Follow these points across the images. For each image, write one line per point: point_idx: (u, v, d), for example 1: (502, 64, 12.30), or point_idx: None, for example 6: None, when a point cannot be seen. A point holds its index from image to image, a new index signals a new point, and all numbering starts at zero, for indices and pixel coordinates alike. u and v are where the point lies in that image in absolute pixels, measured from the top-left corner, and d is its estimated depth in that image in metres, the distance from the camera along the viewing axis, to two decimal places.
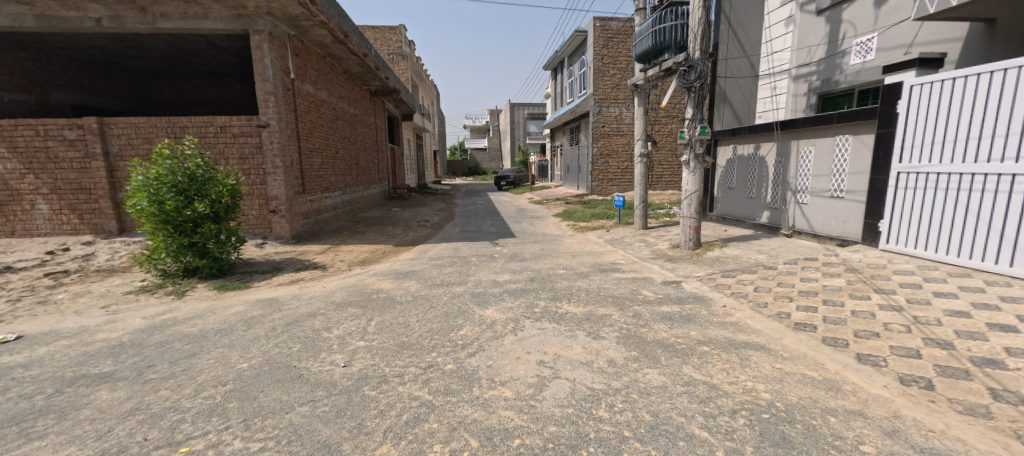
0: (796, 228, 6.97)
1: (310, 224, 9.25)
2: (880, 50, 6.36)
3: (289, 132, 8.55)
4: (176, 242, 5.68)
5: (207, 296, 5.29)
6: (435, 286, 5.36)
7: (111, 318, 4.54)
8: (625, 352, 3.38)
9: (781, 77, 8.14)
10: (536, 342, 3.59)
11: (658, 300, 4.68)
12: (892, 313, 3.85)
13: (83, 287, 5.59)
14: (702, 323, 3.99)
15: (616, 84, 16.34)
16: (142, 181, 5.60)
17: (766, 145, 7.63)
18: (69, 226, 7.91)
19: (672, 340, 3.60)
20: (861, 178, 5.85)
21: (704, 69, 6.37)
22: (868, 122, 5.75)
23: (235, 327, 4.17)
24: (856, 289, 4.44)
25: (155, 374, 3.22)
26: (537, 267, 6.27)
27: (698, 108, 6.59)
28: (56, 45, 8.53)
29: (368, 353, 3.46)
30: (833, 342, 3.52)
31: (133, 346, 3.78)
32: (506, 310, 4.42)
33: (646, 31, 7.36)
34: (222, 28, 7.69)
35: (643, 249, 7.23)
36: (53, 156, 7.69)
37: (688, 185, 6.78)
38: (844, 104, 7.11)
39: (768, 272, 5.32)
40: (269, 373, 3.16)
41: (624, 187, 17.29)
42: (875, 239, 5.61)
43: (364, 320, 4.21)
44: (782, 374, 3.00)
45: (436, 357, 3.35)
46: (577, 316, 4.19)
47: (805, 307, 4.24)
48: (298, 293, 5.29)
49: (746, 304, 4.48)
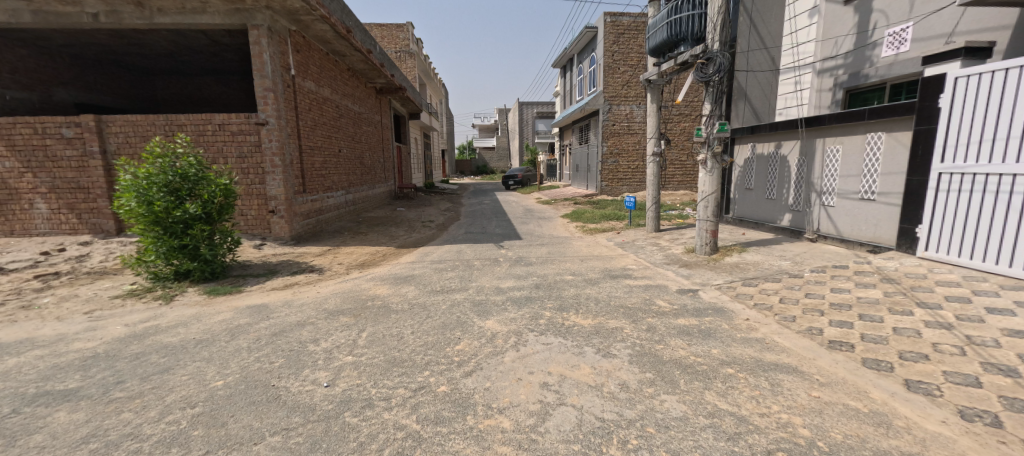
0: (821, 232, 6.55)
1: (311, 224, 9.00)
2: (916, 40, 5.94)
3: (289, 129, 8.31)
4: (166, 244, 5.44)
5: (195, 302, 5.00)
6: (434, 293, 5.04)
7: (92, 325, 4.28)
8: (639, 374, 3.03)
9: (803, 71, 7.74)
10: (540, 361, 3.25)
11: (674, 312, 4.29)
12: (941, 332, 3.46)
13: (70, 290, 5.36)
14: (723, 339, 3.61)
15: (627, 81, 15.90)
16: (131, 181, 5.37)
17: (788, 144, 7.17)
18: (68, 226, 7.74)
19: (692, 361, 3.23)
20: (896, 178, 5.41)
21: (724, 62, 5.92)
22: (904, 118, 5.31)
23: (218, 337, 3.88)
24: (895, 303, 4.03)
25: (122, 393, 2.93)
26: (543, 272, 5.90)
27: (717, 104, 6.16)
28: (57, 42, 8.38)
29: (354, 371, 3.14)
30: (874, 364, 3.15)
31: (107, 358, 3.50)
32: (508, 321, 4.08)
33: (661, 22, 6.96)
34: (220, 22, 7.46)
35: (656, 254, 6.83)
36: (51, 155, 7.53)
37: (704, 185, 6.35)
38: (874, 100, 6.75)
39: (794, 280, 4.92)
40: (245, 393, 2.85)
41: (635, 187, 16.84)
42: (911, 246, 5.19)
43: (354, 331, 3.90)
44: (821, 404, 2.65)
45: (428, 376, 3.04)
46: (586, 330, 3.84)
47: (839, 322, 3.84)
48: (289, 299, 4.99)
49: (771, 318, 4.09)
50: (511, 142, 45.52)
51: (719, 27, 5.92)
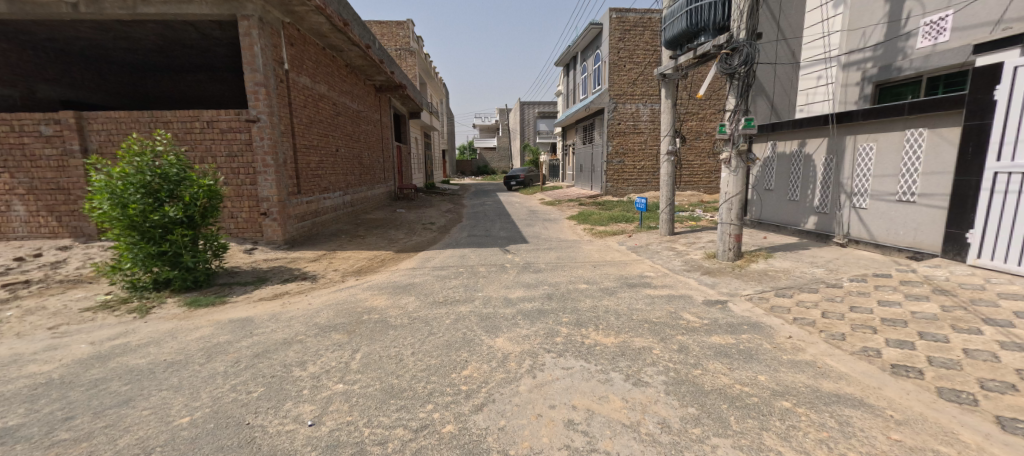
0: (852, 236, 6.10)
1: (306, 226, 8.57)
2: (957, 29, 5.59)
3: (282, 127, 7.83)
4: (143, 250, 4.98)
5: (174, 316, 4.52)
6: (436, 305, 4.57)
7: (54, 343, 3.82)
8: (680, 410, 2.57)
9: (829, 65, 7.27)
10: (561, 391, 2.79)
11: (706, 328, 3.82)
12: (1023, 356, 3.01)
13: (39, 301, 4.89)
14: (769, 363, 3.16)
15: (633, 79, 15.44)
16: (103, 181, 4.90)
17: (814, 142, 6.70)
18: (47, 229, 7.26)
19: (739, 391, 2.77)
20: (940, 179, 4.96)
21: (751, 53, 5.48)
22: (950, 113, 4.86)
23: (192, 359, 3.41)
24: (959, 320, 3.57)
25: (69, 434, 2.47)
26: (554, 280, 5.44)
27: (741, 98, 5.71)
28: (39, 36, 7.92)
29: (345, 404, 2.68)
30: (954, 396, 2.70)
31: (61, 386, 3.04)
32: (520, 339, 3.62)
33: (680, 11, 6.50)
34: (208, 13, 6.94)
35: (674, 260, 6.37)
36: (29, 154, 7.07)
37: (727, 186, 5.89)
38: (908, 94, 6.33)
39: (833, 291, 4.47)
40: (212, 436, 2.39)
41: (642, 187, 16.36)
42: (959, 252, 4.77)
43: (347, 352, 3.43)
44: (907, 452, 2.20)
45: (431, 412, 2.57)
46: (609, 351, 3.37)
47: (896, 342, 3.39)
48: (277, 313, 4.51)
49: (817, 336, 3.62)
50: (511, 142, 45.16)
51: (745, 15, 5.46)
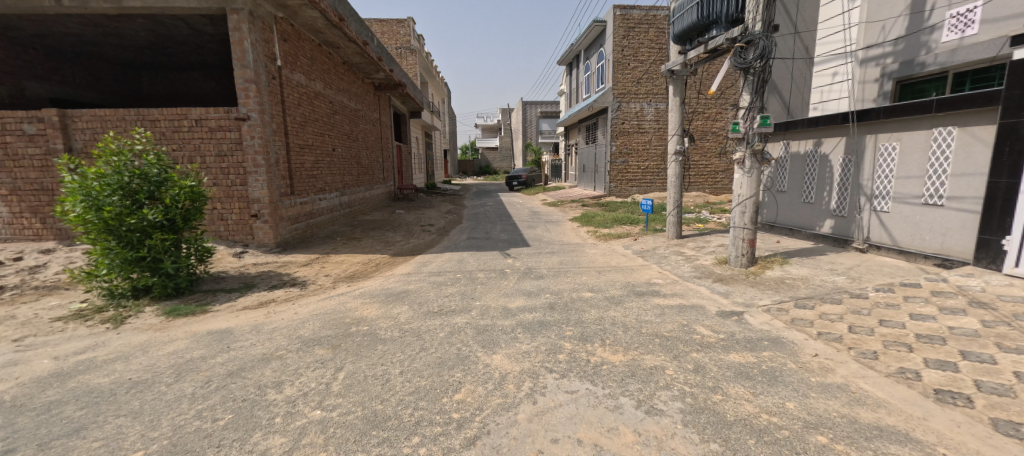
0: (872, 241, 5.75)
1: (300, 228, 8.27)
2: (986, 22, 5.24)
3: (274, 125, 7.55)
4: (119, 256, 4.67)
5: (150, 326, 4.23)
6: (430, 315, 4.26)
7: (14, 358, 3.52)
8: (700, 446, 2.25)
9: (847, 60, 6.96)
10: (564, 420, 2.47)
11: (723, 345, 3.49)
12: None
13: (10, 309, 4.62)
14: (797, 387, 2.83)
15: (638, 78, 15.12)
16: (76, 183, 4.58)
17: (831, 141, 6.36)
18: (31, 231, 6.98)
19: (766, 422, 2.45)
20: (972, 181, 4.62)
21: (767, 46, 5.14)
22: (984, 110, 4.51)
23: (159, 378, 3.11)
24: (1003, 338, 3.24)
25: None
26: (557, 288, 5.12)
27: (756, 94, 5.38)
28: (27, 32, 7.67)
29: (321, 436, 2.37)
30: (1013, 430, 2.36)
31: (10, 410, 2.75)
32: (519, 356, 3.31)
33: (690, 3, 6.19)
34: (196, 6, 6.66)
35: (683, 265, 6.03)
36: (12, 153, 6.81)
37: (741, 188, 5.55)
38: (932, 91, 5.96)
39: (859, 302, 4.13)
40: None
41: (646, 188, 16.02)
42: (994, 260, 4.42)
43: (329, 371, 3.13)
44: None
45: (417, 447, 2.26)
46: (618, 371, 3.06)
47: (936, 362, 3.06)
48: (260, 323, 4.20)
49: (846, 354, 3.28)
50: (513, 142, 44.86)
51: (761, 5, 5.12)
